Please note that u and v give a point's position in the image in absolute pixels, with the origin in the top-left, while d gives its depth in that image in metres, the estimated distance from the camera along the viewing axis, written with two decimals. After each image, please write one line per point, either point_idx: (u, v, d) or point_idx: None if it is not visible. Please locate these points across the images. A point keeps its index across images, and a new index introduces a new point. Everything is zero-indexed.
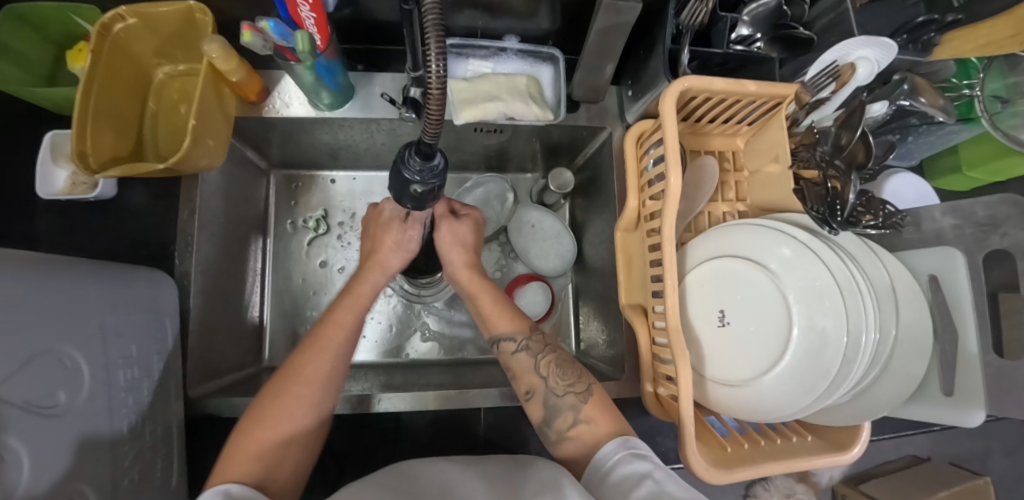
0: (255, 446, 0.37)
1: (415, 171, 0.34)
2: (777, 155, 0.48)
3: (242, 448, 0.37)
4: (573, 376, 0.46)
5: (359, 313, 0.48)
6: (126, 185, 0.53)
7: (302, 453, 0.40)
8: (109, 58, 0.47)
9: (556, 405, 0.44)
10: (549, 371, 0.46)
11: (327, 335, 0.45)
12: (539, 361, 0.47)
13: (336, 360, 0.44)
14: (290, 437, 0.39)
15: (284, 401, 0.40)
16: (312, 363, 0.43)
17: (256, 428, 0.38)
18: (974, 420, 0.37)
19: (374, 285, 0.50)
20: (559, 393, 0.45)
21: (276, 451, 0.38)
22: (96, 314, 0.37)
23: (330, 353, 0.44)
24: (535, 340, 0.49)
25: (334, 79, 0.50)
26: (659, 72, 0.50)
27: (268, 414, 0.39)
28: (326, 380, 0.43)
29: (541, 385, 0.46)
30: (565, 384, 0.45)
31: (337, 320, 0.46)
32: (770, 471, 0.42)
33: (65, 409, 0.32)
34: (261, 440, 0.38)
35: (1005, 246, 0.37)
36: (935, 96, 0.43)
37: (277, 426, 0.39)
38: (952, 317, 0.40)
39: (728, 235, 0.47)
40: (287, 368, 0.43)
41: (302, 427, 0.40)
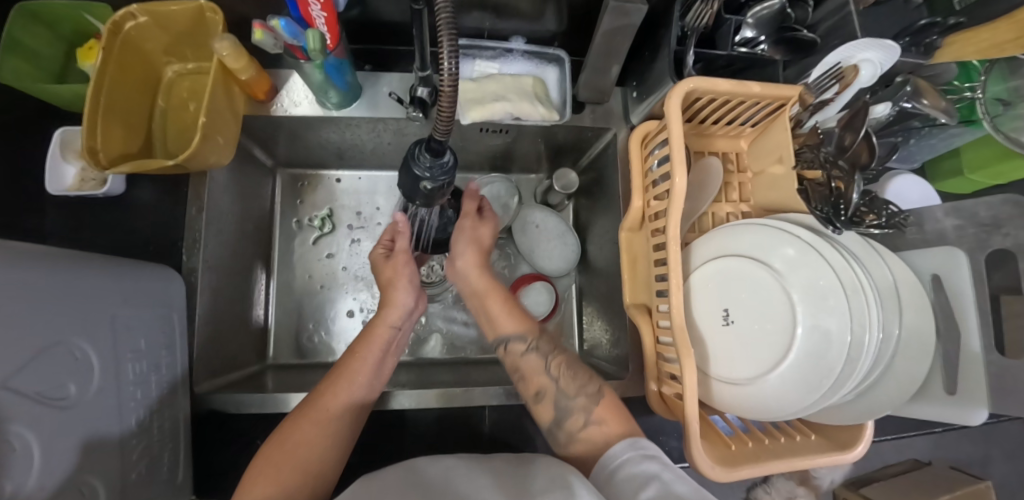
0: (274, 472, 0.36)
1: (425, 167, 0.35)
2: (780, 156, 0.48)
3: (262, 472, 0.36)
4: (585, 377, 0.47)
5: (383, 349, 0.48)
6: (134, 181, 0.53)
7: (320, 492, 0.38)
8: (119, 55, 0.47)
9: (567, 407, 0.45)
10: (559, 372, 0.47)
11: (351, 365, 0.45)
12: (548, 362, 0.48)
13: (359, 391, 0.44)
14: (309, 466, 0.37)
15: (306, 428, 0.39)
16: (336, 393, 0.42)
17: (274, 461, 0.36)
18: (979, 418, 0.38)
19: (394, 322, 0.50)
20: (571, 395, 0.45)
21: (299, 487, 0.36)
22: (105, 307, 0.37)
23: (355, 385, 0.44)
24: (544, 341, 0.50)
25: (343, 78, 0.50)
26: (665, 73, 0.51)
27: (291, 439, 0.38)
28: (349, 411, 0.42)
29: (551, 386, 0.46)
30: (577, 385, 0.46)
31: (358, 354, 0.46)
32: (774, 469, 0.42)
33: (75, 401, 0.32)
34: (278, 472, 0.36)
35: (1009, 246, 0.37)
36: (937, 97, 0.44)
37: (298, 457, 0.37)
38: (955, 317, 0.41)
39: (732, 235, 0.48)
40: (307, 401, 0.42)
41: (322, 457, 0.38)
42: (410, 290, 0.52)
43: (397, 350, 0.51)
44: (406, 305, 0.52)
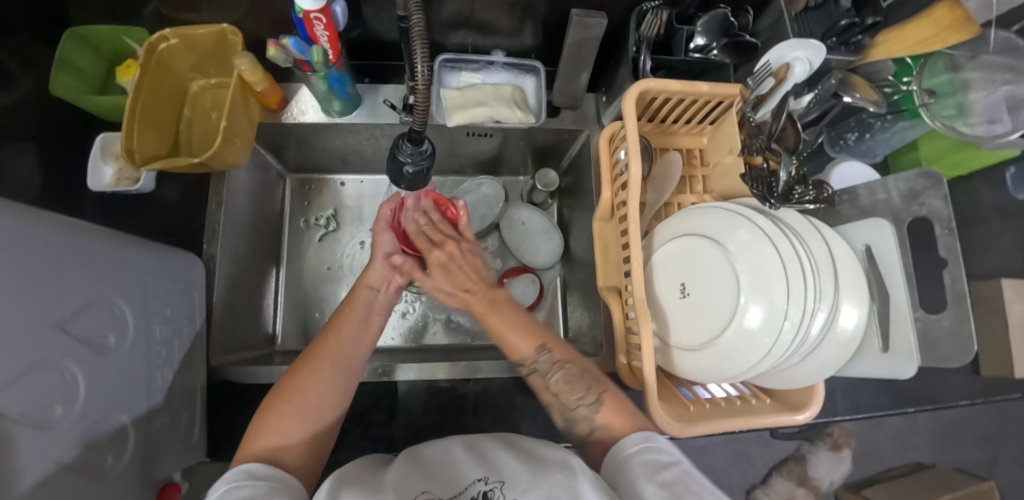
0: (274, 423, 0.39)
1: (408, 154, 0.42)
2: (731, 148, 0.53)
3: (264, 424, 0.39)
4: (584, 387, 0.45)
5: (366, 308, 0.53)
6: (162, 180, 0.60)
7: (321, 433, 0.42)
8: (152, 72, 0.55)
9: (573, 417, 0.45)
10: (559, 389, 0.46)
11: (340, 324, 0.49)
12: (548, 381, 0.47)
13: (353, 343, 0.48)
14: (305, 411, 0.41)
15: (304, 376, 0.43)
16: (328, 346, 0.47)
17: (278, 407, 0.41)
18: (908, 371, 0.42)
19: (373, 283, 0.55)
20: (573, 407, 0.45)
21: (294, 435, 0.39)
22: (139, 276, 0.44)
23: (344, 337, 0.48)
24: (545, 360, 0.47)
25: (344, 89, 0.58)
26: (626, 78, 0.57)
27: (290, 390, 0.42)
28: (343, 361, 0.46)
29: (556, 402, 0.47)
30: (576, 397, 0.45)
31: (346, 313, 0.51)
32: (728, 427, 0.46)
33: (113, 350, 0.38)
34: (284, 415, 0.40)
35: (924, 213, 0.43)
36: (868, 91, 0.51)
37: (297, 405, 0.41)
38: (886, 284, 0.45)
39: (690, 218, 0.53)
40: (306, 354, 0.46)
41: (321, 400, 0.43)
42: (386, 253, 0.57)
43: (382, 309, 0.55)
44: (384, 267, 0.57)
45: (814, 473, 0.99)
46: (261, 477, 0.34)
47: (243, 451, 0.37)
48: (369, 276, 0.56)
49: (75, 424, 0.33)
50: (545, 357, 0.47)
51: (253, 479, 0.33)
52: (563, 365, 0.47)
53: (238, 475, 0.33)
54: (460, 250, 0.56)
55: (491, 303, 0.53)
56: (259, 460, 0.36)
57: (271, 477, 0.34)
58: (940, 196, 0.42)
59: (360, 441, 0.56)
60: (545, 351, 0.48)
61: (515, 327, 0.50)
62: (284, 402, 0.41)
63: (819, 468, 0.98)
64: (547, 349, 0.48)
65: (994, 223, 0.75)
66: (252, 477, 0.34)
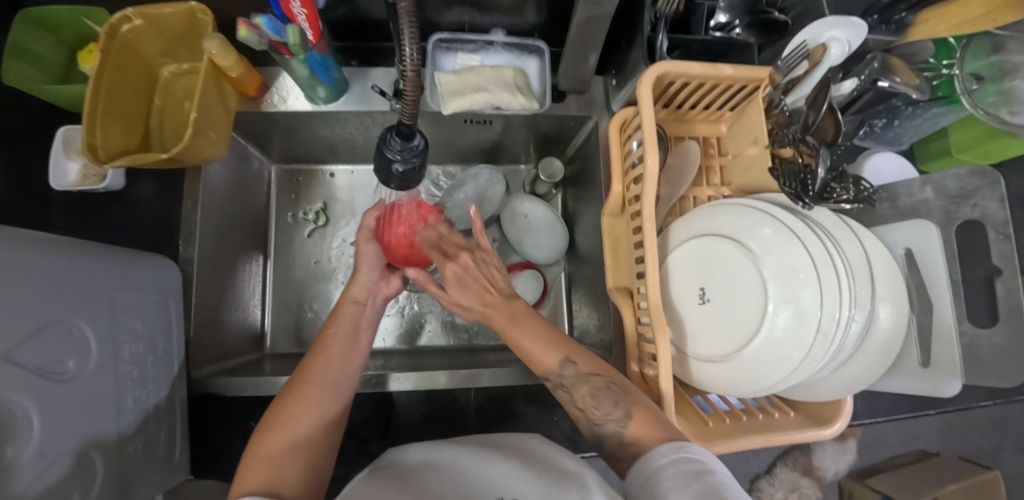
0: (269, 452, 0.35)
1: (397, 151, 0.37)
2: (755, 137, 0.48)
3: (257, 456, 0.35)
4: (611, 403, 0.40)
5: (353, 324, 0.49)
6: (135, 177, 0.56)
7: (318, 459, 0.37)
8: (117, 57, 0.50)
9: (602, 434, 0.40)
10: (586, 405, 0.42)
11: (328, 345, 0.45)
12: (575, 396, 0.42)
13: (340, 364, 0.44)
14: (299, 437, 0.37)
15: (292, 401, 0.39)
16: (316, 369, 0.43)
17: (268, 436, 0.36)
18: (951, 389, 0.39)
19: (357, 297, 0.52)
20: (599, 423, 0.40)
21: (293, 463, 0.35)
22: (103, 291, 0.40)
23: (333, 358, 0.44)
24: (569, 376, 0.43)
25: (329, 74, 0.52)
26: (640, 60, 0.51)
27: (283, 415, 0.38)
28: (333, 383, 0.42)
29: (583, 419, 0.42)
30: (602, 413, 0.40)
31: (333, 332, 0.47)
32: (750, 445, 0.43)
33: (74, 376, 0.35)
34: (274, 445, 0.36)
35: (976, 217, 0.38)
36: (910, 75, 0.45)
37: (291, 428, 0.37)
38: (927, 291, 0.41)
39: (707, 216, 0.49)
40: (292, 377, 0.42)
41: (316, 424, 0.39)
42: (371, 267, 0.53)
43: (371, 325, 0.51)
44: (367, 280, 0.53)
45: (819, 463, 0.96)
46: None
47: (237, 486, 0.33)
48: (352, 290, 0.52)
49: (33, 464, 0.30)
50: (569, 371, 0.42)
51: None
52: (590, 379, 0.42)
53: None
54: (474, 262, 0.49)
55: (510, 313, 0.46)
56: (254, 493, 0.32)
57: None
58: (996, 197, 0.37)
59: (353, 456, 0.52)
60: (569, 364, 0.42)
61: (543, 341, 0.44)
62: (276, 430, 0.36)
63: (825, 458, 0.95)
64: (571, 361, 0.42)
65: None
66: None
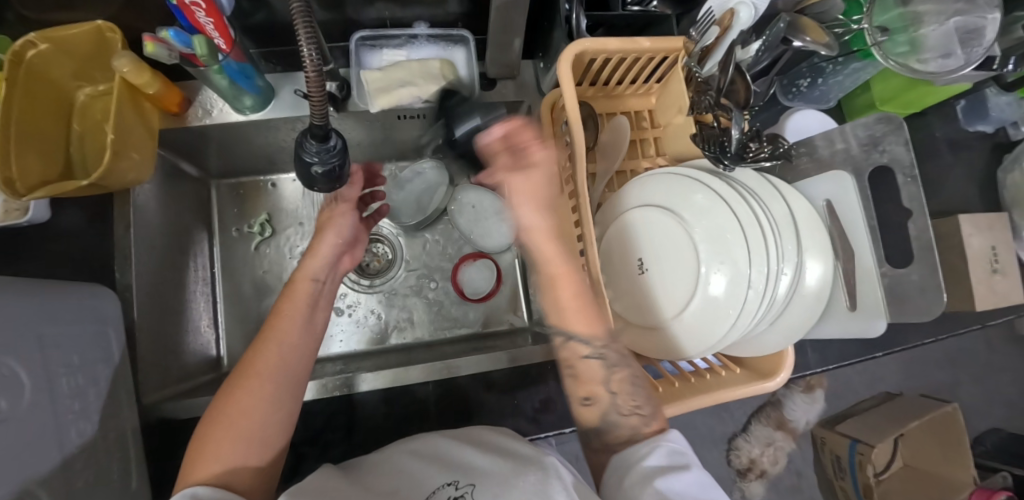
0: (218, 447, 0.36)
1: (313, 153, 0.37)
2: (680, 107, 0.50)
3: (206, 450, 0.36)
4: (644, 396, 0.43)
5: (309, 303, 0.49)
6: (61, 206, 0.54)
7: (270, 450, 0.39)
8: (25, 85, 0.47)
9: (617, 422, 0.43)
10: (619, 390, 0.43)
11: (278, 327, 0.44)
12: (609, 380, 0.43)
13: (292, 349, 0.43)
14: (248, 432, 0.37)
15: (241, 393, 0.39)
16: (267, 355, 0.42)
17: (213, 434, 0.37)
18: (878, 327, 0.41)
19: (316, 274, 0.52)
20: (624, 414, 0.43)
21: (242, 457, 0.37)
22: (31, 326, 0.39)
23: (286, 341, 0.43)
24: (611, 348, 0.44)
25: (251, 81, 0.51)
26: (561, 40, 0.52)
27: (231, 408, 0.38)
28: (283, 370, 0.42)
29: (607, 399, 0.43)
30: (632, 404, 0.43)
31: (284, 312, 0.46)
32: (699, 404, 0.45)
33: (7, 414, 0.34)
34: (222, 441, 0.36)
35: (886, 162, 0.41)
36: (819, 33, 0.46)
37: (239, 423, 0.37)
38: (850, 238, 0.43)
39: (640, 188, 0.49)
40: (241, 366, 0.41)
41: (267, 416, 0.39)
42: (332, 246, 0.55)
43: (326, 305, 0.51)
44: (327, 255, 0.54)
45: (791, 415, 1.01)
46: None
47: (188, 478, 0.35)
48: (308, 267, 0.52)
49: None
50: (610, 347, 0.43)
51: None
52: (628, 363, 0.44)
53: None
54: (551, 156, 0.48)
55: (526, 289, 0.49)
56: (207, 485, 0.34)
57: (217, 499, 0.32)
58: (902, 141, 0.40)
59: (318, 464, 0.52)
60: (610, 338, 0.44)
61: (582, 300, 0.43)
62: (227, 422, 0.37)
63: (795, 410, 1.00)
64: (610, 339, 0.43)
65: (947, 158, 0.75)
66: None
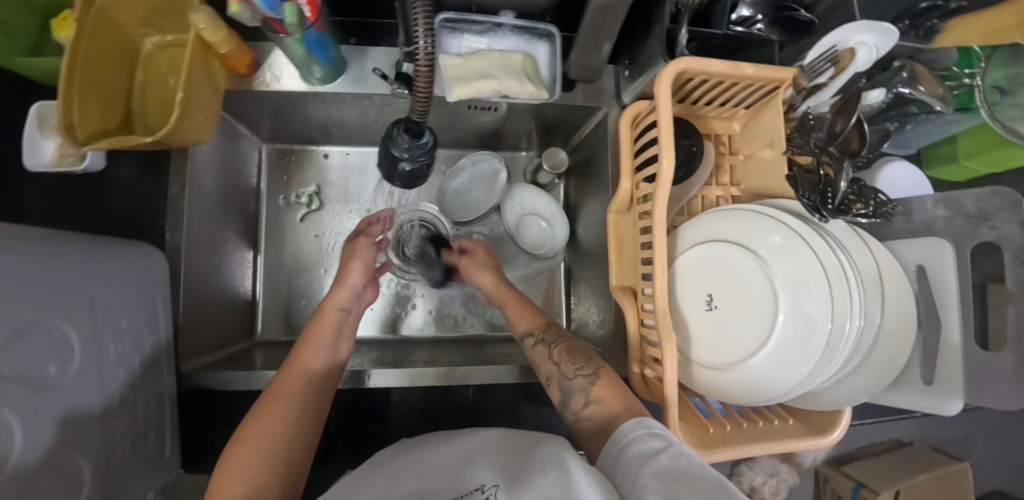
0: (243, 467, 0.34)
1: (404, 148, 0.36)
2: (771, 141, 0.48)
3: (229, 469, 0.34)
4: (580, 358, 0.46)
5: (336, 330, 0.48)
6: (115, 158, 0.52)
7: (292, 479, 0.36)
8: (94, 28, 0.45)
9: (568, 387, 0.45)
10: (561, 359, 0.47)
11: (305, 355, 0.44)
12: (551, 352, 0.48)
13: (320, 377, 0.43)
14: (274, 455, 0.35)
15: (268, 412, 0.38)
16: (293, 379, 0.42)
17: (242, 451, 0.35)
18: (953, 408, 0.39)
19: (342, 304, 0.51)
20: (569, 376, 0.45)
21: (264, 481, 0.33)
22: (84, 288, 0.38)
23: (312, 370, 0.43)
24: (551, 333, 0.51)
25: (326, 53, 0.49)
26: (657, 53, 0.49)
27: (257, 431, 0.36)
28: (307, 393, 0.41)
29: (555, 372, 0.47)
30: (574, 367, 0.46)
31: (310, 339, 0.46)
32: (750, 452, 0.44)
33: (55, 382, 0.33)
34: (248, 461, 0.34)
35: (993, 239, 0.37)
36: (934, 85, 0.43)
37: (264, 445, 0.35)
38: (936, 308, 0.41)
39: (718, 221, 0.47)
40: (269, 388, 0.41)
41: (292, 443, 0.37)
42: (359, 274, 0.53)
43: (351, 332, 0.50)
44: (353, 286, 0.52)
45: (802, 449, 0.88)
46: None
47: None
48: (336, 297, 0.51)
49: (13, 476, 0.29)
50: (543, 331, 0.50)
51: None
52: (565, 338, 0.49)
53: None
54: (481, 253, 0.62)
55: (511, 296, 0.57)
56: None
57: None
58: (1016, 220, 0.35)
59: (350, 453, 0.53)
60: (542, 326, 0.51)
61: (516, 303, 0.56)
62: (253, 446, 0.35)
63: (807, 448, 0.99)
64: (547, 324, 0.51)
65: None
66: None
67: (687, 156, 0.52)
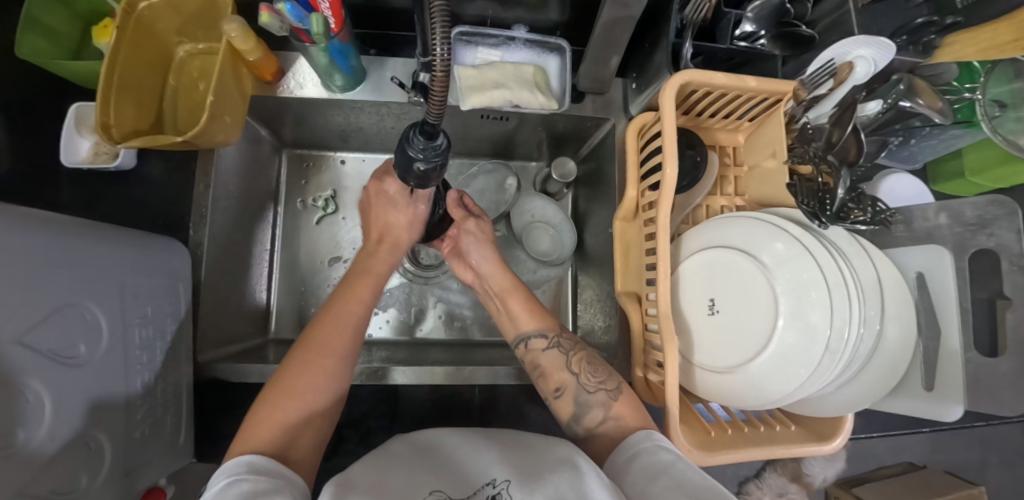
0: (276, 417, 0.37)
1: (418, 149, 0.36)
2: (774, 151, 0.50)
3: (265, 415, 0.37)
4: (605, 373, 0.45)
5: (375, 291, 0.51)
6: (145, 157, 0.56)
7: (318, 429, 0.39)
8: (133, 36, 0.49)
9: (586, 401, 0.44)
10: (581, 368, 0.46)
11: (348, 310, 0.47)
12: (570, 358, 0.47)
13: (358, 334, 0.46)
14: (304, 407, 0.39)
15: (309, 368, 0.41)
16: (338, 335, 0.44)
17: (278, 401, 0.38)
18: (953, 415, 0.41)
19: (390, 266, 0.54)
20: (591, 390, 0.44)
21: (291, 433, 0.37)
22: (115, 275, 0.40)
23: (354, 326, 0.46)
24: (565, 338, 0.49)
25: (347, 62, 0.52)
26: (662, 66, 0.51)
27: (296, 383, 0.39)
28: (349, 352, 0.44)
29: (572, 382, 0.45)
30: (596, 381, 0.45)
31: (355, 295, 0.49)
32: (751, 456, 0.44)
33: (84, 361, 0.36)
34: (283, 410, 0.37)
35: (993, 246, 0.39)
36: (933, 98, 0.44)
37: (302, 398, 0.39)
38: (937, 315, 0.42)
39: (724, 227, 0.48)
40: (308, 342, 0.43)
41: (320, 395, 0.40)
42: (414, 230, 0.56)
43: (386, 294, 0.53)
44: (404, 243, 0.55)
45: (808, 468, 0.75)
46: (261, 472, 0.31)
47: (244, 441, 0.35)
48: (390, 252, 0.54)
49: (44, 445, 0.31)
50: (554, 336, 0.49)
51: (254, 474, 0.30)
52: (585, 348, 0.48)
53: (240, 468, 0.31)
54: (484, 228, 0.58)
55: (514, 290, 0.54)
56: (263, 453, 0.33)
57: (274, 472, 0.32)
58: (1013, 228, 0.37)
59: (357, 446, 0.55)
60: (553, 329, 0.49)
61: (531, 310, 0.52)
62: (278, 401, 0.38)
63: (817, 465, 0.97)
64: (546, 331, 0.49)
65: None
66: (254, 470, 0.31)
67: (692, 166, 0.53)
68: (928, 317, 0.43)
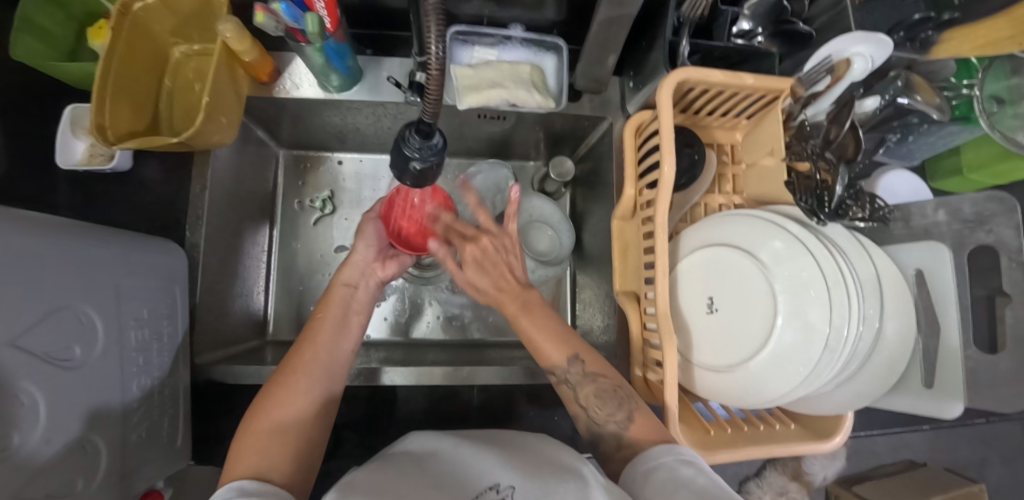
0: (257, 441, 0.36)
1: (415, 149, 0.35)
2: (771, 149, 0.49)
3: (246, 442, 0.36)
4: (615, 405, 0.43)
5: (344, 307, 0.49)
6: (141, 159, 0.55)
7: (311, 448, 0.39)
8: (128, 37, 0.48)
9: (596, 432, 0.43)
10: (588, 403, 0.44)
11: (320, 330, 0.46)
12: (578, 394, 0.45)
13: (331, 350, 0.45)
14: (286, 431, 0.38)
15: (281, 390, 0.40)
16: (307, 355, 0.44)
17: (256, 428, 0.37)
18: (953, 411, 0.41)
19: (349, 279, 0.52)
20: (602, 423, 0.43)
21: (278, 451, 0.36)
22: (110, 278, 0.40)
23: (322, 343, 0.45)
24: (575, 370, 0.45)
25: (343, 62, 0.51)
26: (660, 64, 0.51)
27: (272, 407, 0.39)
28: (324, 368, 0.43)
29: (583, 416, 0.45)
30: (606, 413, 0.43)
31: (324, 315, 0.48)
32: (750, 455, 0.44)
33: (79, 363, 0.35)
34: (263, 434, 0.36)
35: (990, 242, 0.38)
36: (930, 95, 0.45)
37: (277, 419, 0.38)
38: (935, 312, 0.42)
39: (723, 225, 0.48)
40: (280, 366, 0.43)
41: (304, 416, 0.39)
42: (369, 246, 0.53)
43: (362, 307, 0.51)
44: (361, 261, 0.53)
45: (808, 466, 0.74)
46: (252, 492, 0.30)
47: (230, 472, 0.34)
48: (344, 273, 0.52)
49: (40, 449, 0.31)
50: (576, 368, 0.45)
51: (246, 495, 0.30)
52: (597, 379, 0.44)
53: (230, 493, 0.30)
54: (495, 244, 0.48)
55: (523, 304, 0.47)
56: (247, 477, 0.33)
57: (263, 491, 0.31)
58: (1011, 224, 0.37)
59: (355, 448, 0.55)
60: (577, 362, 0.45)
61: (548, 333, 0.46)
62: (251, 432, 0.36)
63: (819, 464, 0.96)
64: (579, 359, 0.45)
65: None
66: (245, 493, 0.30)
67: (689, 164, 0.52)
68: (926, 314, 0.43)
